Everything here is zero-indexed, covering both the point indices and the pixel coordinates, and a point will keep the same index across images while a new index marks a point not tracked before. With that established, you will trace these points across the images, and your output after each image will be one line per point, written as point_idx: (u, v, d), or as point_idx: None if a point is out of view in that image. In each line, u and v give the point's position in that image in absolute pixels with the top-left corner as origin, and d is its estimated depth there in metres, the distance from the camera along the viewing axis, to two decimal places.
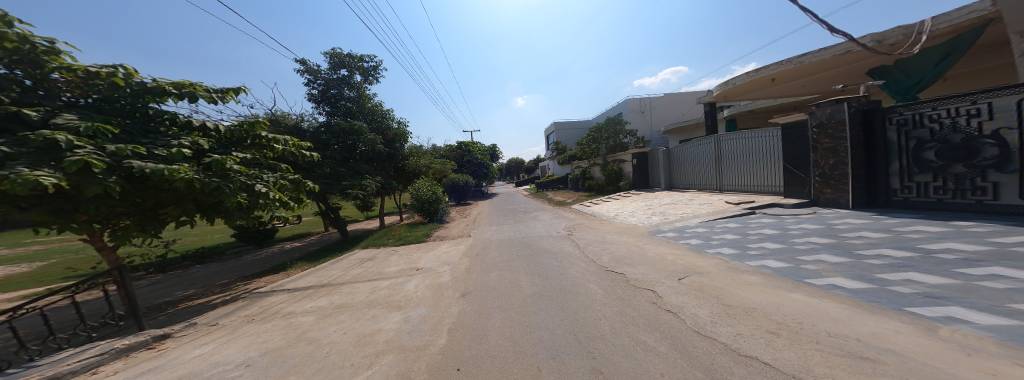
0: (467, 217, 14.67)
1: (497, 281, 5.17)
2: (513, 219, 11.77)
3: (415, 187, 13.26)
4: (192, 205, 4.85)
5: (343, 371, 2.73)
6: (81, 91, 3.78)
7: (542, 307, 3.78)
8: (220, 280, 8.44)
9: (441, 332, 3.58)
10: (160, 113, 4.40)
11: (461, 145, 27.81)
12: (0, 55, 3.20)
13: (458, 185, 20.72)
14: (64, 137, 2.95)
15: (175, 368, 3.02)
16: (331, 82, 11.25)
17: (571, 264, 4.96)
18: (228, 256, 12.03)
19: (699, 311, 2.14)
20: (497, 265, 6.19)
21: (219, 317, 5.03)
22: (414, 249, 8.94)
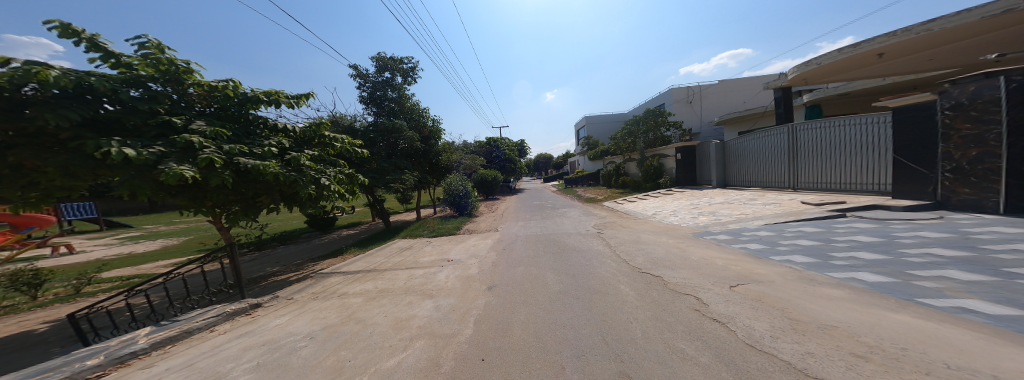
0: (495, 212, 14.84)
1: (524, 274, 5.24)
2: (541, 215, 11.69)
3: (448, 182, 13.66)
4: (277, 194, 5.53)
5: (383, 351, 2.89)
6: (210, 102, 4.93)
7: (570, 305, 3.69)
8: (297, 260, 9.49)
9: (468, 323, 3.62)
10: (258, 118, 5.36)
11: (491, 139, 28.03)
12: (157, 76, 4.21)
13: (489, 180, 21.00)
14: (197, 139, 3.88)
15: (260, 335, 3.53)
16: (377, 85, 11.91)
17: (601, 263, 4.80)
18: (303, 239, 13.44)
19: (756, 324, 1.93)
20: (525, 260, 6.15)
21: (295, 292, 5.60)
22: (446, 241, 9.25)
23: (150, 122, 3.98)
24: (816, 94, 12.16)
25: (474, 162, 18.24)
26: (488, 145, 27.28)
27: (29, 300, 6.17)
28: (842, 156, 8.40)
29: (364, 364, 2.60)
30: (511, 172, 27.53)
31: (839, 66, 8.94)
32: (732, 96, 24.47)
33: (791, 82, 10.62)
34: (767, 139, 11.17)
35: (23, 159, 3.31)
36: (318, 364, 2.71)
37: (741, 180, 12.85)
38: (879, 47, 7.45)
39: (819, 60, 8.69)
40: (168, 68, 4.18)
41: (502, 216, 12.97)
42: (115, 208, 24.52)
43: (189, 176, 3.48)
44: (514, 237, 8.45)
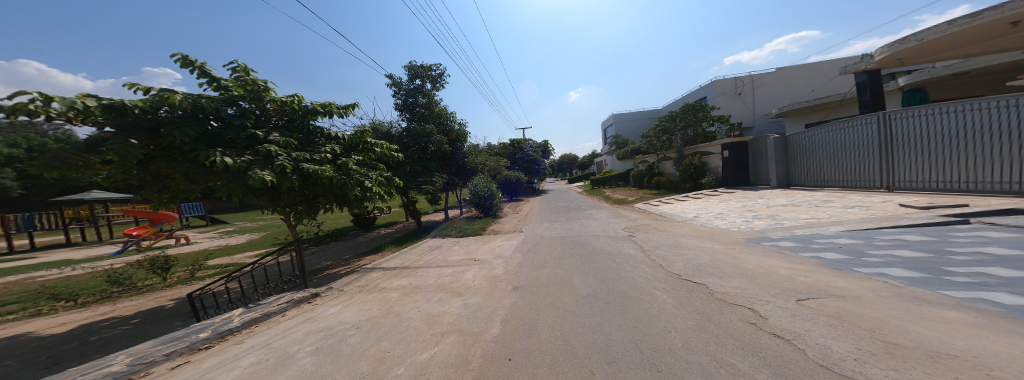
0: (519, 213, 14.85)
1: (552, 276, 5.17)
2: (566, 216, 11.49)
3: (473, 184, 13.86)
4: (331, 196, 5.93)
5: (421, 343, 3.00)
6: (284, 116, 5.55)
7: (601, 309, 3.56)
8: (345, 255, 10.09)
9: (495, 322, 3.61)
10: (319, 129, 5.88)
11: (514, 142, 27.63)
12: (246, 94, 4.87)
13: (512, 181, 20.99)
14: (273, 148, 4.50)
15: (316, 322, 3.86)
16: (408, 92, 12.36)
17: (634, 268, 4.59)
18: (350, 236, 14.25)
19: (834, 344, 1.70)
20: (556, 263, 5.94)
21: (344, 284, 5.97)
22: (473, 241, 9.38)
23: (241, 134, 4.72)
24: (916, 77, 10.51)
25: (497, 163, 18.43)
26: (511, 147, 26.97)
27: (161, 280, 7.34)
28: (955, 147, 7.08)
29: (401, 356, 2.68)
30: (534, 173, 27.37)
31: (950, 41, 7.72)
32: (794, 84, 22.46)
33: (881, 64, 9.62)
34: (842, 133, 9.96)
35: (159, 167, 4.25)
36: (362, 353, 2.86)
37: (807, 180, 11.70)
38: (1011, 15, 6.32)
39: (925, 37, 7.59)
40: (254, 87, 4.88)
41: (526, 218, 12.91)
42: (217, 206, 28.56)
43: (270, 180, 4.09)
44: (541, 239, 8.31)
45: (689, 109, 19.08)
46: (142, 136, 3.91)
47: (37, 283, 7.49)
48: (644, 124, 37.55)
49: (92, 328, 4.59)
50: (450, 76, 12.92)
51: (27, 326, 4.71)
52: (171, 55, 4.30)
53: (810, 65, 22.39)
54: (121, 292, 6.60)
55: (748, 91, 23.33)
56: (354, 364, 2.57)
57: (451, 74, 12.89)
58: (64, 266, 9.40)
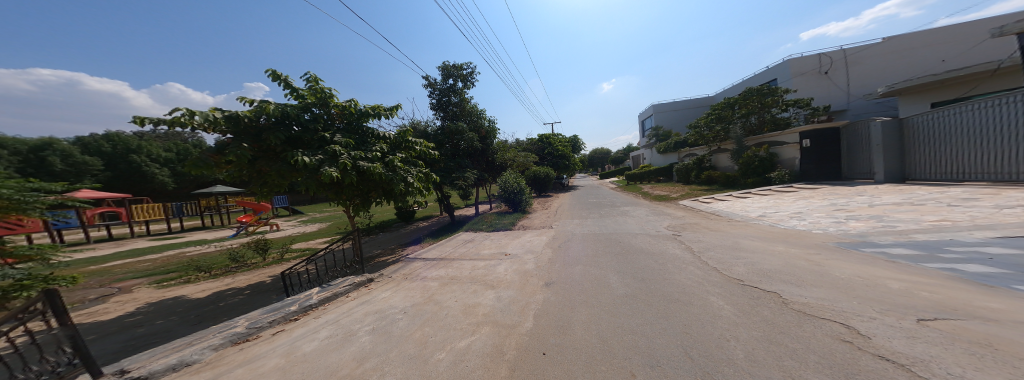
0: (548, 209, 14.73)
1: (587, 273, 5.04)
2: (599, 213, 11.12)
3: (503, 179, 13.92)
4: (380, 192, 6.31)
5: (460, 331, 3.10)
6: (345, 119, 5.96)
7: (641, 309, 3.39)
8: (390, 245, 10.80)
9: (528, 316, 3.56)
10: (370, 129, 6.22)
11: (541, 137, 27.32)
12: (316, 102, 5.38)
13: (540, 177, 20.69)
14: (337, 148, 5.02)
15: (372, 304, 4.23)
16: (441, 91, 12.69)
17: (682, 269, 4.27)
18: (395, 228, 15.22)
19: (980, 377, 1.39)
20: (590, 260, 5.76)
21: (392, 271, 6.35)
22: (503, 236, 9.44)
23: (313, 137, 5.23)
24: None
25: (526, 160, 18.36)
26: (539, 142, 26.74)
27: (262, 260, 8.47)
28: None
29: (442, 342, 2.83)
30: (563, 169, 26.67)
31: None
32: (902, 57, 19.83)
33: None
34: (981, 113, 8.40)
35: (261, 166, 4.86)
36: (408, 337, 3.08)
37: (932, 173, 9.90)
38: None
39: None
40: (321, 95, 5.37)
41: (555, 214, 12.71)
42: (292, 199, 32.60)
43: (335, 174, 4.68)
44: (574, 235, 8.09)
45: (752, 94, 17.75)
46: (249, 141, 4.71)
47: (187, 259, 9.72)
48: (687, 114, 35.32)
49: (220, 295, 5.80)
50: (480, 73, 13.05)
51: (184, 290, 6.24)
52: (262, 70, 4.89)
53: (942, 30, 19.42)
54: (238, 267, 7.89)
55: (840, 68, 21.12)
56: (399, 348, 2.79)
57: (481, 71, 13.01)
58: (207, 245, 12.21)
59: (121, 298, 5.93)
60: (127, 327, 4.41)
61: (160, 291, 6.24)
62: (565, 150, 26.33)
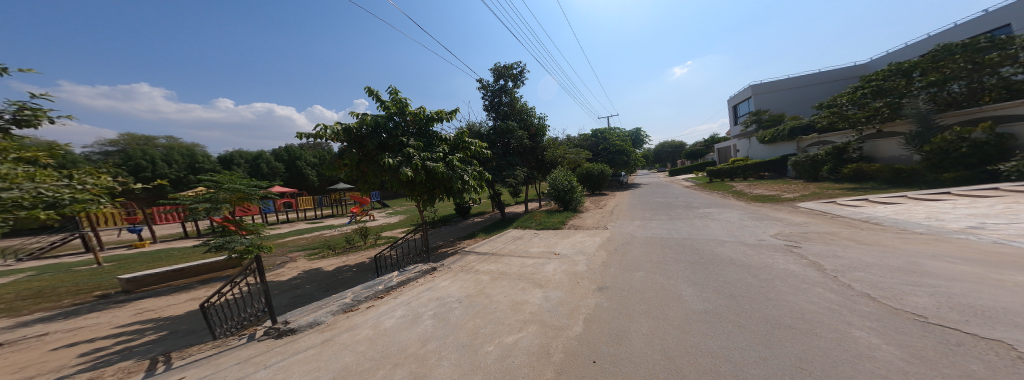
0: (604, 208, 13.92)
1: (652, 280, 4.55)
2: (667, 215, 10.04)
3: (552, 177, 13.60)
4: (441, 191, 6.66)
5: (507, 326, 3.47)
6: (417, 125, 6.40)
7: (736, 332, 2.76)
8: (451, 237, 11.50)
9: (578, 319, 3.50)
10: (434, 132, 6.55)
11: (597, 132, 26.74)
12: (394, 111, 6.07)
13: (594, 174, 19.67)
14: (410, 150, 5.66)
15: (434, 291, 5.11)
16: (493, 92, 12.87)
17: (793, 289, 3.43)
18: (454, 221, 16.20)
19: None
20: (659, 266, 5.13)
21: (451, 263, 6.76)
22: (552, 234, 9.19)
23: (393, 141, 5.95)
24: None
25: (578, 156, 17.84)
26: (594, 137, 26.10)
27: (365, 242, 10.81)
28: None
29: (491, 335, 3.27)
30: (624, 165, 24.78)
31: None
32: None
33: None
34: None
35: (362, 167, 6.04)
36: (462, 325, 3.66)
37: None
38: None
39: None
40: (398, 106, 6.05)
41: (609, 214, 11.94)
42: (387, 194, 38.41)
43: (408, 173, 5.40)
44: (636, 239, 7.34)
45: (940, 54, 14.03)
46: (356, 148, 5.90)
47: (322, 238, 13.14)
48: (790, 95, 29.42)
49: (340, 269, 7.90)
50: (530, 70, 12.80)
51: (331, 261, 8.87)
52: (359, 88, 5.85)
53: None
54: (350, 248, 10.28)
55: None
56: (455, 335, 3.38)
57: (531, 68, 12.74)
58: (333, 228, 16.20)
59: (291, 265, 8.70)
60: (291, 287, 6.70)
61: (309, 262, 8.86)
62: (624, 144, 24.42)
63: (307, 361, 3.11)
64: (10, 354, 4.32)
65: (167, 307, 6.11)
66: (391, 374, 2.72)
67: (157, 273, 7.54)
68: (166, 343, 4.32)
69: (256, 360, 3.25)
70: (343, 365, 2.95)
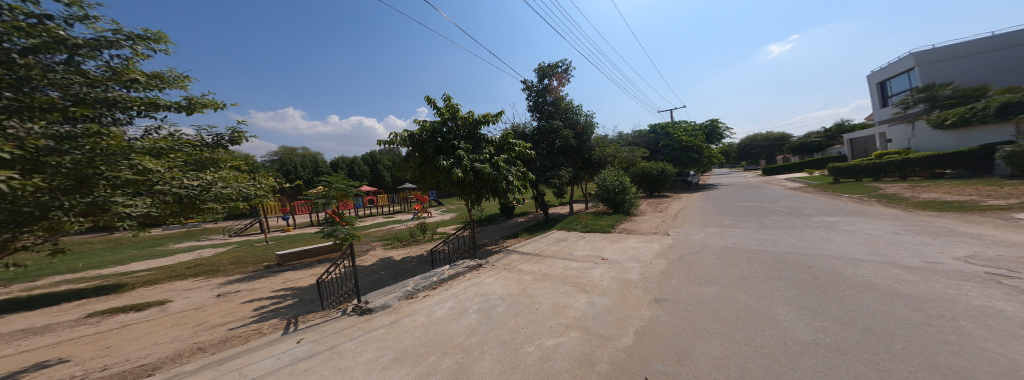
0: (665, 211, 12.57)
1: (728, 297, 3.79)
2: (752, 222, 8.38)
3: (601, 177, 12.66)
4: (486, 192, 6.59)
5: (549, 329, 3.37)
6: (467, 129, 6.35)
7: (873, 374, 1.96)
8: (499, 235, 11.52)
9: (628, 330, 3.17)
10: (481, 135, 6.47)
11: (658, 127, 24.87)
12: (447, 116, 6.13)
13: (651, 173, 17.96)
14: (460, 153, 5.69)
15: (481, 287, 5.07)
16: (536, 92, 12.55)
17: (977, 331, 2.42)
18: (498, 220, 16.28)
19: None
20: (742, 282, 4.24)
21: (495, 260, 6.64)
22: (600, 238, 8.41)
23: (446, 145, 6.06)
24: None
25: (632, 154, 16.51)
26: (653, 134, 24.60)
27: (425, 236, 11.47)
28: None
29: (533, 335, 3.23)
30: (695, 163, 22.22)
31: None
32: None
33: None
34: None
35: (419, 170, 6.26)
36: (504, 323, 3.67)
37: None
38: None
39: None
40: (450, 111, 6.11)
41: (672, 218, 10.61)
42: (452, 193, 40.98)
43: (459, 175, 5.44)
44: (714, 248, 6.23)
45: None
46: (418, 152, 6.14)
47: (394, 230, 14.59)
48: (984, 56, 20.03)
49: (405, 258, 8.50)
50: (575, 66, 12.23)
51: (402, 250, 9.67)
52: (418, 96, 6.03)
53: None
54: (415, 240, 11.06)
55: None
56: (497, 331, 3.42)
57: (576, 65, 12.15)
58: (406, 222, 17.87)
59: (375, 252, 9.75)
60: (370, 272, 7.39)
61: (383, 251, 9.80)
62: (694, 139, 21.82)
63: (377, 339, 3.49)
64: (222, 303, 6.50)
65: (297, 280, 7.73)
66: (438, 362, 2.84)
67: (296, 251, 9.69)
68: (292, 311, 5.40)
69: (347, 331, 3.78)
70: (403, 347, 3.24)
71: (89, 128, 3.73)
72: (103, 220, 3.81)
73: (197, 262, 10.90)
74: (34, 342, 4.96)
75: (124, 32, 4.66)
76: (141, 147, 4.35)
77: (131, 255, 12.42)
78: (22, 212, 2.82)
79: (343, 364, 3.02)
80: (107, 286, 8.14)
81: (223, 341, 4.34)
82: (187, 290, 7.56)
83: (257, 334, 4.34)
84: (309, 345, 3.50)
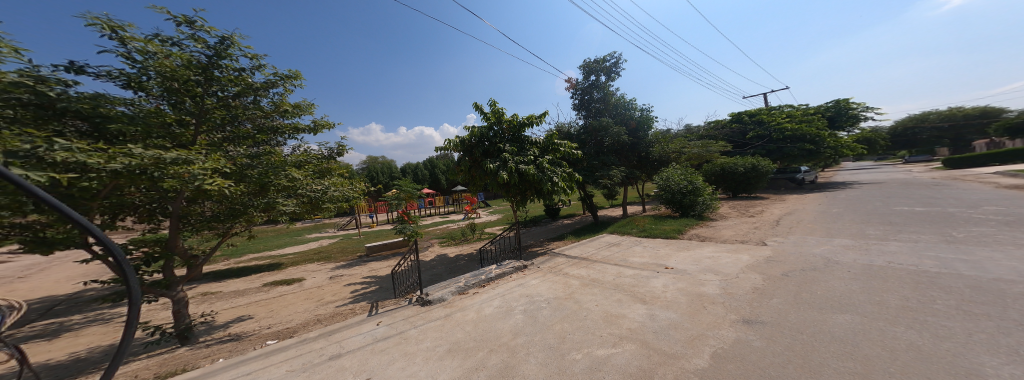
0: (757, 217, 10.32)
1: (871, 330, 2.70)
2: (897, 237, 6.14)
3: (662, 176, 11.11)
4: (531, 194, 6.34)
5: (599, 338, 2.97)
6: (511, 132, 6.21)
7: None
8: (544, 237, 11.07)
9: (702, 351, 2.57)
10: (526, 137, 6.28)
11: (745, 116, 20.95)
12: (494, 121, 6.08)
13: (735, 171, 15.10)
14: (504, 156, 5.61)
15: (526, 287, 4.86)
16: (583, 90, 11.76)
17: None
18: (544, 222, 15.75)
19: None
20: (898, 313, 3.00)
21: (542, 262, 6.32)
22: (663, 244, 7.30)
23: (491, 148, 6.03)
24: None
25: (707, 150, 14.14)
26: (738, 124, 20.82)
27: (476, 235, 11.77)
28: None
29: (581, 343, 2.89)
30: (809, 156, 17.82)
31: None
32: None
33: None
34: None
35: (466, 174, 6.36)
36: (550, 327, 3.39)
37: None
38: None
39: None
40: (495, 115, 6.07)
41: (768, 226, 8.59)
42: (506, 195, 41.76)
43: (505, 177, 5.36)
44: (847, 267, 4.66)
45: None
46: (468, 156, 6.24)
47: (451, 229, 15.49)
48: None
49: (457, 256, 8.79)
50: (626, 58, 11.17)
51: (456, 248, 10.11)
52: (469, 102, 6.22)
53: None
54: (467, 239, 11.46)
55: None
56: (543, 334, 3.18)
57: (627, 56, 11.09)
58: (463, 221, 18.80)
59: (435, 248, 10.41)
60: (426, 267, 7.83)
61: (440, 248, 10.39)
62: (802, 127, 17.65)
63: (434, 330, 3.57)
64: (332, 284, 7.61)
65: (376, 270, 8.71)
66: (486, 358, 2.79)
67: (382, 244, 11.10)
68: (371, 296, 6.07)
69: (410, 319, 3.96)
70: (456, 339, 3.25)
71: (265, 149, 5.26)
72: (273, 215, 5.37)
73: (320, 249, 13.40)
74: (239, 300, 7.02)
75: (278, 74, 5.80)
76: (291, 159, 5.74)
77: (271, 241, 16.10)
78: (237, 208, 4.86)
79: (405, 349, 3.15)
80: (256, 264, 10.66)
81: (331, 316, 5.08)
82: (309, 271, 9.31)
83: (337, 315, 4.99)
84: (383, 328, 3.78)
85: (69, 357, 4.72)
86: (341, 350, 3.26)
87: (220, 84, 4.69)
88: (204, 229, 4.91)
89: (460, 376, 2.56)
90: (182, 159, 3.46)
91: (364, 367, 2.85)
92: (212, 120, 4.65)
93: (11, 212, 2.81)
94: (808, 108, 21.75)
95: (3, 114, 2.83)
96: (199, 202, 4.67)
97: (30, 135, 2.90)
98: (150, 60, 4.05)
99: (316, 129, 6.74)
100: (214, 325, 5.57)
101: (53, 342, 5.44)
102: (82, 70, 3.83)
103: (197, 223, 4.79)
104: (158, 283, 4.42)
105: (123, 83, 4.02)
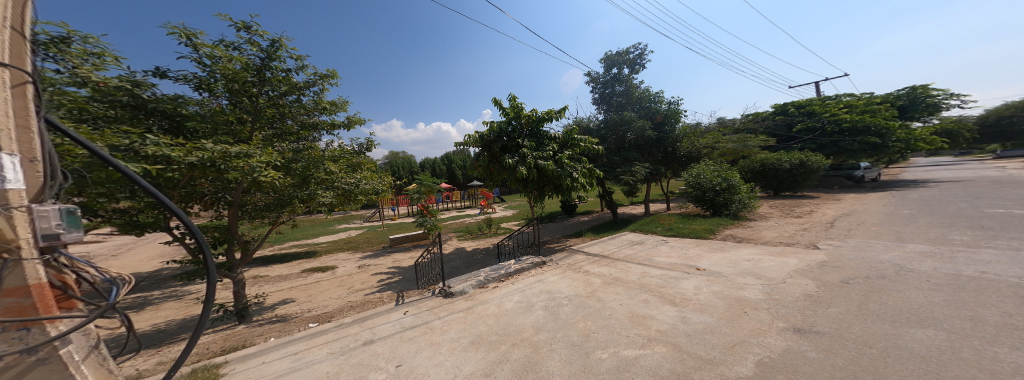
0: (802, 218, 9.43)
1: (962, 349, 2.35)
2: (986, 244, 5.30)
3: (692, 172, 10.45)
4: (549, 190, 6.26)
5: (626, 338, 2.91)
6: (530, 127, 6.17)
7: None
8: (562, 234, 10.94)
9: (746, 360, 2.40)
10: (545, 132, 6.20)
11: (792, 107, 19.01)
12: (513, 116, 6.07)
13: (778, 167, 13.81)
14: (523, 150, 5.57)
15: (546, 283, 4.85)
16: (604, 83, 11.36)
17: None
18: (563, 218, 15.55)
19: None
20: (1000, 332, 2.58)
21: (561, 259, 6.26)
22: (693, 244, 6.91)
23: (508, 143, 6.05)
24: None
25: (745, 146, 13.07)
26: (783, 116, 18.98)
27: (493, 230, 11.95)
28: None
29: (607, 342, 2.85)
30: (871, 151, 15.78)
31: None
32: None
33: None
34: None
35: (484, 169, 6.42)
36: (573, 324, 3.37)
37: None
38: None
39: None
40: (513, 111, 6.05)
41: (818, 228, 7.79)
42: None
43: (523, 172, 5.34)
44: (925, 276, 4.09)
45: None
46: (487, 152, 6.29)
47: (470, 223, 15.81)
48: None
49: (475, 250, 8.98)
50: (653, 50, 10.66)
51: (475, 242, 10.33)
52: (491, 97, 6.26)
53: None
54: (484, 233, 11.67)
55: None
56: (566, 331, 3.17)
57: (654, 47, 10.57)
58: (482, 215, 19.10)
59: (455, 242, 10.72)
60: (446, 260, 8.08)
61: (459, 242, 10.67)
62: (863, 118, 15.66)
63: (457, 321, 3.70)
64: (361, 273, 8.16)
65: (401, 260, 9.18)
66: (509, 352, 2.84)
67: (404, 236, 11.62)
68: (397, 286, 6.42)
69: (433, 310, 4.14)
70: (479, 331, 3.35)
71: (306, 144, 5.67)
72: (313, 206, 5.87)
73: (348, 239, 14.32)
74: (282, 284, 7.76)
75: (317, 74, 6.21)
76: (328, 154, 6.14)
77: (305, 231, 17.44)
78: (283, 198, 5.31)
79: (431, 339, 3.30)
80: (294, 252, 11.64)
81: (362, 303, 5.44)
82: (340, 260, 10.02)
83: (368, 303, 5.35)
84: (408, 317, 3.99)
85: (152, 328, 5.52)
86: (373, 337, 3.49)
87: (271, 84, 5.12)
88: (257, 217, 5.40)
89: (485, 368, 2.63)
90: (242, 153, 3.82)
91: (395, 353, 3.04)
92: (265, 118, 5.09)
93: (109, 200, 3.30)
94: (872, 96, 19.23)
95: (108, 113, 3.32)
96: (253, 193, 5.17)
97: (127, 131, 3.36)
98: (216, 64, 4.51)
99: (348, 125, 7.14)
100: (264, 305, 6.21)
101: (140, 314, 6.40)
102: (164, 75, 4.38)
103: (252, 212, 5.30)
104: (221, 265, 4.97)
105: (195, 85, 4.52)
